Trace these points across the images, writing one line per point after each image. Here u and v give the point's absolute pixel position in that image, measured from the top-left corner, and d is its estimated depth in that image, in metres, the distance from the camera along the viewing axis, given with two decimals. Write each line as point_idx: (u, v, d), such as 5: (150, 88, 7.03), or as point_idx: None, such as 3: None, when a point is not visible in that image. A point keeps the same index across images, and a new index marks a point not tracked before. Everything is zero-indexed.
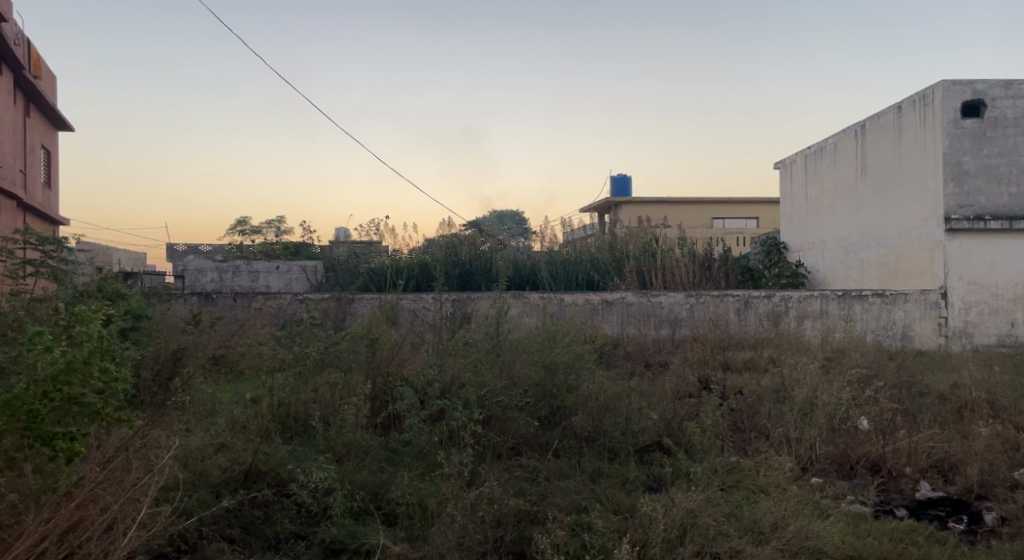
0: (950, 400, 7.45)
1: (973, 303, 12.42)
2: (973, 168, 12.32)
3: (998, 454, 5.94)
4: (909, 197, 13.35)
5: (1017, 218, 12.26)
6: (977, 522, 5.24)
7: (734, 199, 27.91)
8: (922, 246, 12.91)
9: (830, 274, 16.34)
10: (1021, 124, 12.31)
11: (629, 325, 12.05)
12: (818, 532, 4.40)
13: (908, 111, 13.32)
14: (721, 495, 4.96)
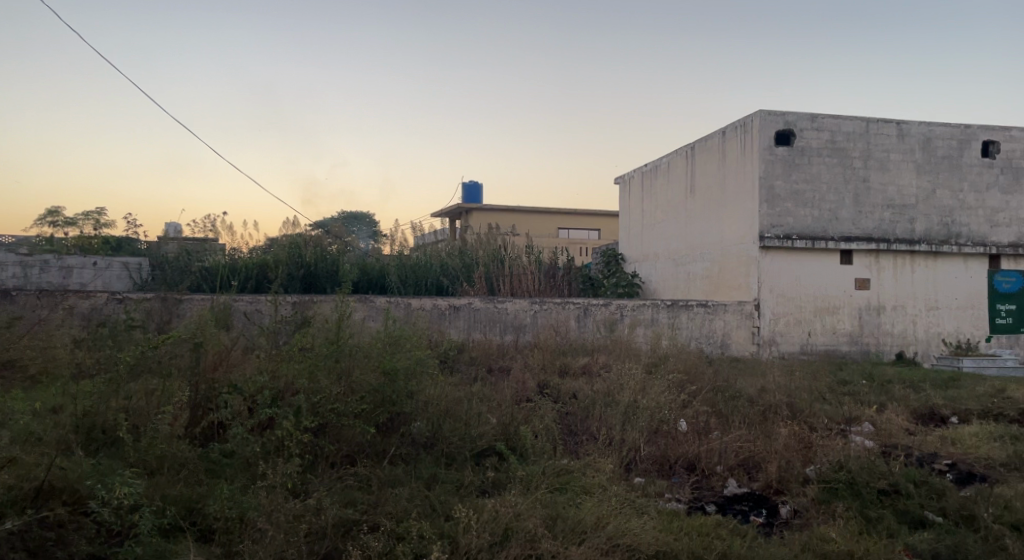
0: (757, 402, 8.18)
1: (781, 314, 13.71)
2: (783, 192, 13.61)
3: (794, 451, 6.57)
4: (730, 216, 14.51)
5: (819, 239, 13.69)
6: (774, 515, 5.75)
7: (577, 211, 29.07)
8: (741, 261, 14.07)
9: (662, 284, 17.39)
10: (823, 154, 13.78)
11: (475, 330, 12.15)
12: (633, 530, 4.66)
13: (731, 137, 14.50)
14: (548, 498, 5.11)
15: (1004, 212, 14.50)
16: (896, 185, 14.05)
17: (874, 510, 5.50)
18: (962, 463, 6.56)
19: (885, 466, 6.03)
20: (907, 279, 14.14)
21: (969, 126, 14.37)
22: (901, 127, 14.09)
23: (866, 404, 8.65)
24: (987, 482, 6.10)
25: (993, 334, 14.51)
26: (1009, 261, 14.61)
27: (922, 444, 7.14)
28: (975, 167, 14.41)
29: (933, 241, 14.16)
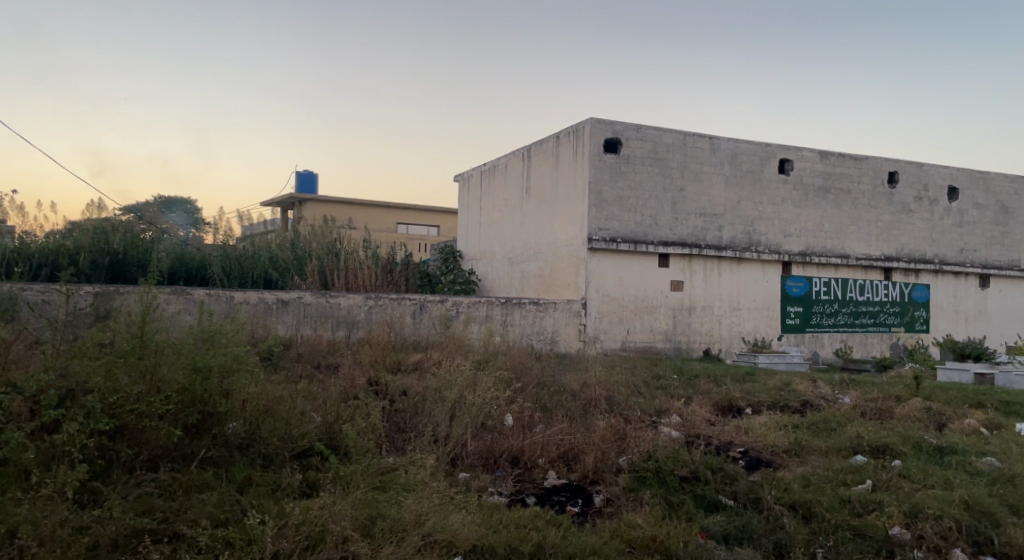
0: (580, 396, 8.53)
1: (606, 313, 14.42)
2: (610, 197, 14.32)
3: (610, 443, 6.88)
4: (562, 218, 15.05)
5: (641, 243, 14.55)
6: (589, 504, 6.00)
7: (416, 207, 28.86)
8: (571, 262, 14.63)
9: (497, 282, 17.69)
10: (645, 163, 14.65)
11: (304, 326, 11.67)
12: (450, 525, 4.66)
13: (564, 142, 15.04)
14: (367, 496, 4.98)
15: (796, 224, 16.19)
16: (708, 195, 15.25)
17: (675, 495, 5.88)
18: (752, 450, 7.22)
19: (688, 455, 6.50)
20: (715, 282, 15.40)
21: (768, 145, 15.89)
22: (713, 142, 15.30)
23: (675, 397, 9.29)
24: (772, 467, 6.75)
25: (784, 333, 16.19)
26: (799, 268, 16.34)
27: (720, 433, 7.78)
28: (773, 183, 15.97)
29: (738, 248, 15.51)
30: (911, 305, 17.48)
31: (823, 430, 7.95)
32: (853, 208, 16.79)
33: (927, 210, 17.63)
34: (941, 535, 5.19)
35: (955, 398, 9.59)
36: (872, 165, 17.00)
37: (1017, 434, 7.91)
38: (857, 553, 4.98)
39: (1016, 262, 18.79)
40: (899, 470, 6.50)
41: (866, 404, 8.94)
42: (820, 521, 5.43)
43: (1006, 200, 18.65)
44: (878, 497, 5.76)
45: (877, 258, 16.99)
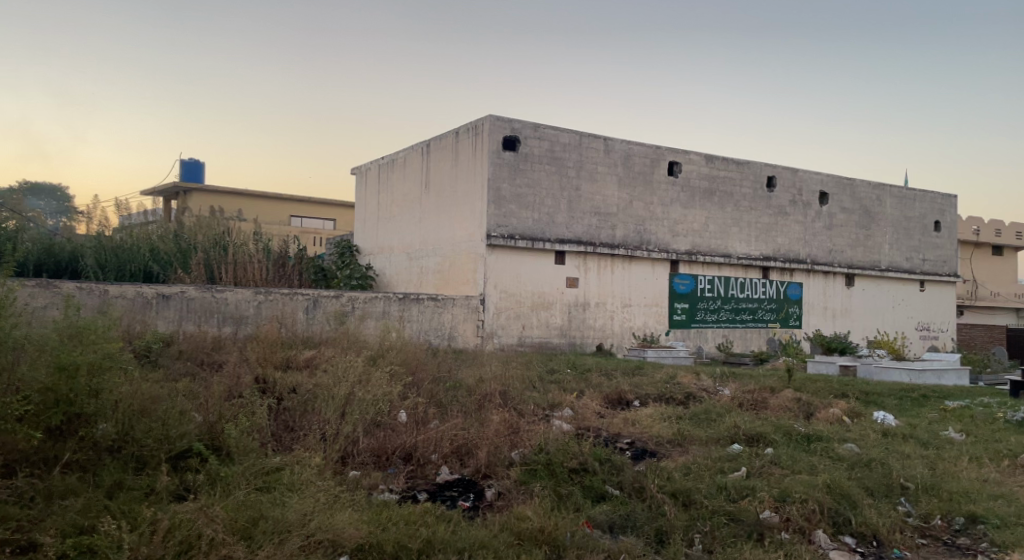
0: (475, 391, 8.57)
1: (503, 308, 14.52)
2: (508, 194, 14.44)
3: (503, 437, 6.90)
4: (461, 214, 15.04)
5: (538, 240, 14.76)
6: (480, 498, 5.98)
7: (311, 199, 28.13)
8: (469, 259, 14.65)
9: (395, 278, 17.47)
10: (543, 161, 14.88)
11: (188, 322, 11.10)
12: (334, 525, 4.57)
13: (463, 138, 15.03)
14: (248, 498, 4.81)
15: (684, 224, 16.89)
16: (602, 195, 15.65)
17: (564, 487, 5.99)
18: (639, 441, 7.49)
19: (578, 447, 6.65)
20: (608, 279, 15.84)
21: (659, 148, 16.49)
22: (607, 143, 15.73)
23: (568, 391, 9.49)
24: (657, 457, 7.01)
25: (671, 328, 16.86)
26: (686, 266, 17.05)
27: (610, 425, 8.01)
28: (663, 184, 16.59)
29: (630, 246, 16.01)
30: (787, 303, 18.60)
31: (704, 421, 8.35)
32: (736, 210, 17.69)
33: (802, 213, 18.82)
34: (806, 517, 5.56)
35: (822, 389, 10.29)
36: (753, 170, 17.98)
37: (874, 422, 8.60)
38: (731, 536, 5.26)
39: (878, 263, 20.36)
40: (771, 457, 6.91)
41: (743, 396, 9.46)
42: (699, 507, 5.70)
43: (870, 205, 20.19)
44: (751, 483, 6.11)
45: (757, 258, 17.98)
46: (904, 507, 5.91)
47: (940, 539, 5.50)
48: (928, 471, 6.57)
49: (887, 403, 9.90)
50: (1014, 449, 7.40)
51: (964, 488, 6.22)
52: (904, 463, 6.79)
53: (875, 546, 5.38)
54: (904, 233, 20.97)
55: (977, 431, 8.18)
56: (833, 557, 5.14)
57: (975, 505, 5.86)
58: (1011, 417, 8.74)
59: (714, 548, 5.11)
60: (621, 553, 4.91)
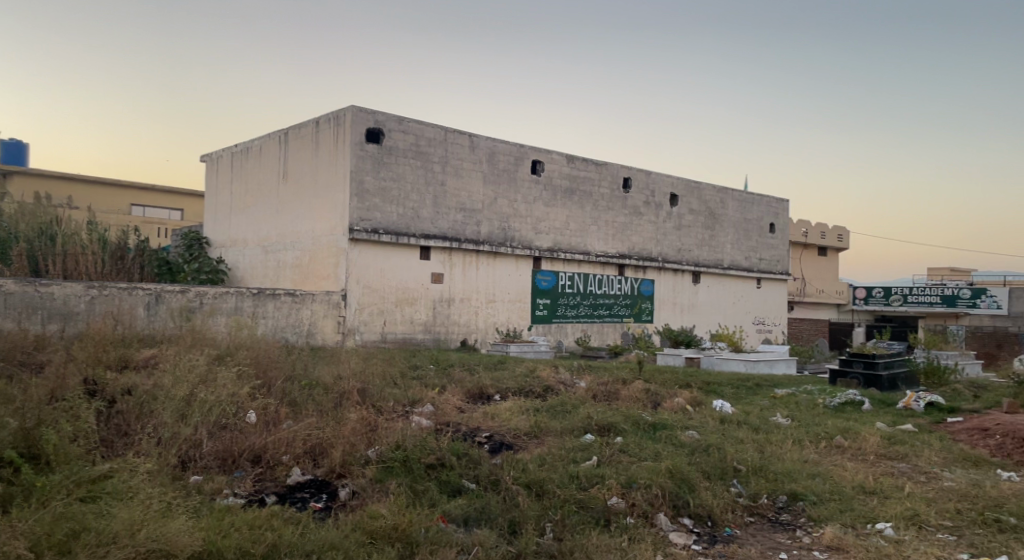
0: (331, 388, 8.34)
1: (366, 304, 14.22)
2: (371, 187, 14.16)
3: (359, 435, 6.74)
4: (320, 206, 14.60)
5: (401, 235, 14.59)
6: (333, 499, 5.80)
7: (155, 188, 26.30)
8: (330, 252, 14.24)
9: (249, 272, 16.68)
10: (407, 155, 14.73)
11: (7, 319, 10.03)
12: (167, 534, 4.29)
13: (324, 128, 14.59)
14: (67, 510, 4.42)
15: (546, 222, 17.29)
16: (467, 191, 15.72)
17: (420, 483, 5.94)
18: (496, 434, 7.59)
19: (435, 442, 6.63)
20: (472, 275, 15.94)
21: (522, 146, 16.79)
22: (472, 140, 15.82)
23: (429, 387, 9.46)
24: (513, 449, 7.14)
25: (533, 324, 17.23)
26: (548, 263, 17.47)
27: (469, 420, 8.06)
28: (526, 182, 16.90)
29: (493, 242, 16.19)
30: (641, 299, 19.52)
31: (560, 412, 8.60)
32: (595, 209, 18.35)
33: (655, 214, 19.82)
34: (649, 502, 5.87)
35: (668, 380, 10.89)
36: (611, 171, 18.73)
37: (713, 410, 9.20)
38: (579, 524, 5.45)
39: (722, 262, 21.82)
40: (620, 446, 7.23)
41: (597, 388, 9.84)
42: (551, 497, 5.85)
43: (715, 208, 21.62)
44: (601, 471, 6.36)
45: (614, 255, 18.75)
46: (736, 488, 6.37)
47: (766, 516, 5.97)
48: (758, 454, 7.14)
49: (725, 392, 10.65)
50: (831, 432, 8.18)
51: (788, 468, 6.81)
52: (738, 448, 7.32)
53: (710, 525, 5.76)
54: (744, 234, 22.61)
55: (801, 416, 8.97)
56: (673, 538, 5.45)
57: (796, 484, 6.42)
58: (829, 403, 9.65)
59: (564, 535, 5.26)
60: (474, 546, 4.95)
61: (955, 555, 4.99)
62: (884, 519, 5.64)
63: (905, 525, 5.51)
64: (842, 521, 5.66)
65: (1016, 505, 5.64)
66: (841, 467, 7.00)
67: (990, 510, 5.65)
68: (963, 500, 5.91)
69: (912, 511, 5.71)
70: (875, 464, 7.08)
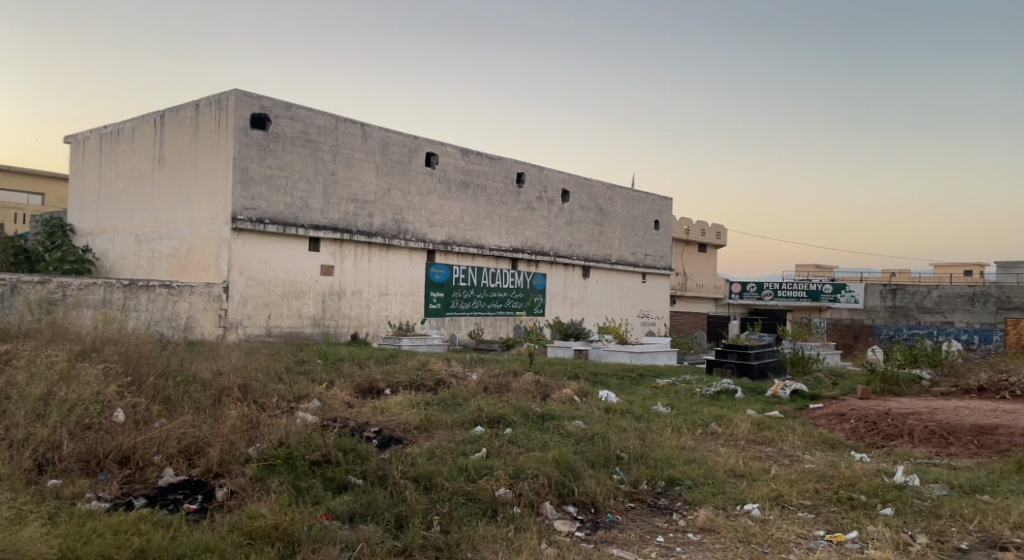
0: (210, 385, 7.98)
1: (249, 297, 13.67)
2: (257, 175, 13.63)
3: (239, 432, 6.48)
4: (200, 194, 13.91)
5: (289, 225, 14.12)
6: (210, 499, 5.56)
7: (11, 169, 24.22)
8: (210, 242, 13.59)
9: (120, 262, 15.68)
10: (295, 143, 14.27)
11: None
12: (18, 542, 3.98)
13: (205, 111, 13.91)
14: None
15: (440, 215, 17.22)
16: (358, 182, 15.41)
17: (304, 481, 5.79)
18: (385, 429, 7.50)
19: (321, 438, 6.47)
20: (363, 268, 15.66)
21: (416, 138, 16.64)
22: (364, 130, 15.53)
23: (315, 382, 9.23)
24: (402, 443, 7.08)
25: (426, 317, 17.12)
26: (442, 256, 17.41)
27: (357, 415, 7.92)
28: (420, 174, 16.76)
29: (386, 235, 15.96)
30: (533, 292, 19.82)
31: (450, 405, 8.60)
32: (488, 203, 18.44)
33: (547, 209, 20.15)
34: (536, 491, 5.98)
35: (557, 372, 11.14)
36: (504, 166, 18.88)
37: (599, 400, 9.48)
38: (466, 516, 5.48)
39: (609, 257, 22.49)
40: (509, 437, 7.32)
41: (488, 380, 9.92)
42: (439, 490, 5.86)
43: (604, 204, 22.23)
44: (489, 463, 6.42)
45: (507, 249, 18.92)
46: (618, 475, 6.61)
47: (646, 501, 6.22)
48: (640, 442, 7.43)
49: (610, 382, 11.01)
50: (707, 419, 8.62)
51: (667, 455, 7.12)
52: (622, 437, 7.59)
53: (593, 512, 5.94)
54: (631, 231, 23.39)
55: (679, 405, 9.41)
56: (557, 526, 5.59)
57: (674, 469, 6.74)
58: (706, 392, 10.17)
59: (451, 528, 5.28)
60: (358, 542, 4.88)
61: (813, 532, 5.38)
62: (751, 501, 6.02)
63: (770, 505, 5.89)
64: (714, 504, 5.98)
65: (867, 483, 6.15)
66: (715, 452, 7.40)
67: (844, 488, 6.13)
68: (822, 480, 6.38)
69: (776, 492, 6.10)
70: (746, 449, 7.51)
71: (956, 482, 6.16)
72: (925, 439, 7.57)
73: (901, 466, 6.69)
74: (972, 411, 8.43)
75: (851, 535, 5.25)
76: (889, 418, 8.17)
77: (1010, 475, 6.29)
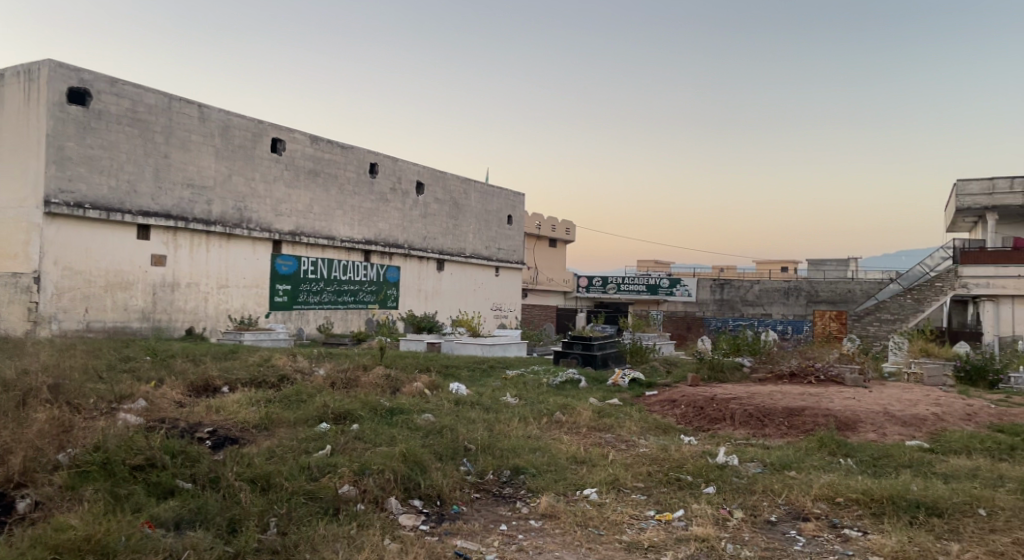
0: (14, 386, 7.18)
1: (66, 289, 12.43)
2: (75, 155, 12.46)
3: (46, 437, 5.88)
4: (6, 174, 12.49)
5: (114, 211, 13.01)
6: (8, 513, 5.01)
7: None
8: (19, 228, 12.24)
9: None
10: (121, 122, 13.18)
11: None
12: None
13: (12, 82, 12.51)
14: None
15: (286, 204, 16.53)
16: (195, 166, 14.47)
17: (124, 487, 5.35)
18: (220, 429, 7.09)
19: (145, 441, 6.01)
20: (201, 258, 14.73)
21: (260, 122, 15.87)
22: (202, 111, 14.61)
23: (142, 381, 8.56)
24: (239, 444, 6.72)
25: (271, 311, 16.37)
26: (288, 247, 16.72)
27: (189, 415, 7.43)
28: (265, 161, 16.00)
29: (226, 223, 15.11)
30: (385, 285, 19.51)
31: (293, 403, 8.27)
32: (339, 193, 17.94)
33: (400, 201, 19.90)
34: (381, 486, 5.89)
35: (408, 365, 11.06)
36: (356, 155, 18.45)
37: (449, 392, 9.51)
38: (306, 515, 5.30)
39: (463, 250, 22.61)
40: (355, 433, 7.16)
41: (335, 375, 9.65)
42: (277, 490, 5.62)
43: (458, 197, 22.30)
44: (333, 460, 6.25)
45: (359, 241, 18.50)
46: (465, 467, 6.65)
47: (491, 491, 6.31)
48: (487, 433, 7.52)
49: (461, 374, 11.09)
50: (552, 408, 8.88)
51: (513, 444, 7.27)
52: (469, 428, 7.65)
53: (439, 505, 5.94)
54: (485, 224, 23.65)
55: (527, 395, 9.64)
56: (402, 521, 5.55)
57: (519, 458, 6.89)
58: (552, 382, 10.49)
59: (288, 529, 5.09)
60: (185, 550, 4.57)
61: (644, 513, 5.69)
62: (590, 485, 6.27)
63: (607, 489, 6.17)
64: (555, 490, 6.18)
65: (692, 464, 6.59)
66: (558, 440, 7.64)
67: (673, 470, 6.54)
68: (654, 463, 6.77)
69: (613, 476, 6.40)
70: (586, 436, 7.82)
71: (769, 459, 6.76)
72: (744, 422, 8.24)
73: (723, 447, 7.24)
74: (784, 395, 9.29)
75: (677, 514, 5.61)
76: (715, 403, 8.82)
77: (814, 452, 7.00)
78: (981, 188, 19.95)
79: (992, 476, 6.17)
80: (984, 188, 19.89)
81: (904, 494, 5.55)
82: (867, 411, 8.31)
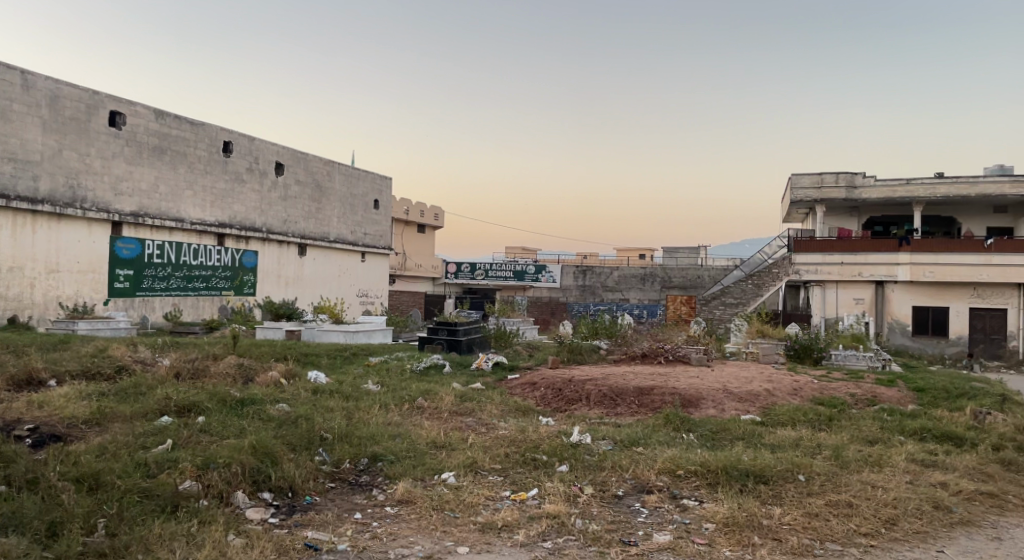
0: None
1: None
2: None
3: None
4: None
5: None
6: None
7: None
8: None
9: None
10: None
11: None
12: None
13: None
14: None
15: (128, 182, 15.34)
16: (18, 138, 13.16)
17: None
18: (44, 426, 6.48)
19: None
20: (25, 241, 13.39)
21: (96, 93, 14.62)
22: (25, 77, 13.29)
23: None
24: (65, 442, 6.17)
25: (111, 298, 15.15)
26: (130, 229, 15.53)
27: (6, 411, 6.75)
28: (102, 135, 14.78)
29: (57, 202, 13.82)
30: (242, 270, 18.58)
31: (131, 396, 7.71)
32: (189, 172, 16.87)
33: (258, 182, 18.99)
34: (227, 481, 5.60)
35: (264, 354, 10.61)
36: (208, 133, 17.42)
37: (306, 381, 9.21)
38: (140, 515, 4.95)
39: (327, 235, 21.94)
40: (200, 426, 6.77)
41: (182, 365, 9.09)
42: (107, 489, 5.21)
43: (321, 180, 21.60)
44: (174, 455, 5.88)
45: (211, 224, 17.48)
46: (320, 457, 6.45)
47: (347, 480, 6.18)
48: (344, 422, 7.34)
49: (320, 362, 10.80)
50: (413, 394, 8.83)
51: (371, 432, 7.15)
52: (326, 417, 7.45)
53: (290, 496, 5.74)
54: (350, 208, 23.06)
55: (389, 381, 9.52)
56: (249, 515, 5.32)
57: (377, 446, 6.78)
58: (414, 367, 10.43)
59: (118, 529, 4.74)
60: None
61: (500, 493, 5.78)
62: (448, 469, 6.29)
63: (464, 472, 6.21)
64: (413, 476, 6.14)
65: (548, 444, 6.75)
66: (419, 426, 7.59)
67: (530, 450, 6.66)
68: (511, 444, 6.88)
69: (471, 459, 6.45)
70: (447, 421, 7.82)
71: (619, 437, 7.05)
72: (598, 402, 8.56)
73: (577, 427, 7.48)
74: (636, 375, 9.74)
75: (532, 493, 5.73)
76: (572, 384, 9.09)
77: (659, 428, 7.38)
78: (811, 182, 21.80)
79: (813, 445, 6.76)
80: (814, 182, 21.75)
81: (736, 464, 5.97)
82: (709, 388, 8.86)
